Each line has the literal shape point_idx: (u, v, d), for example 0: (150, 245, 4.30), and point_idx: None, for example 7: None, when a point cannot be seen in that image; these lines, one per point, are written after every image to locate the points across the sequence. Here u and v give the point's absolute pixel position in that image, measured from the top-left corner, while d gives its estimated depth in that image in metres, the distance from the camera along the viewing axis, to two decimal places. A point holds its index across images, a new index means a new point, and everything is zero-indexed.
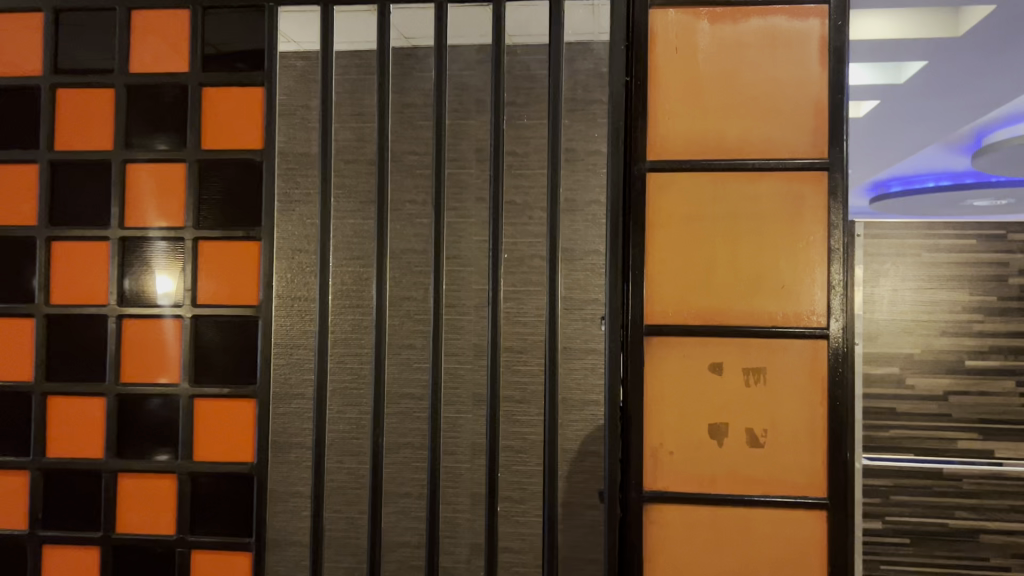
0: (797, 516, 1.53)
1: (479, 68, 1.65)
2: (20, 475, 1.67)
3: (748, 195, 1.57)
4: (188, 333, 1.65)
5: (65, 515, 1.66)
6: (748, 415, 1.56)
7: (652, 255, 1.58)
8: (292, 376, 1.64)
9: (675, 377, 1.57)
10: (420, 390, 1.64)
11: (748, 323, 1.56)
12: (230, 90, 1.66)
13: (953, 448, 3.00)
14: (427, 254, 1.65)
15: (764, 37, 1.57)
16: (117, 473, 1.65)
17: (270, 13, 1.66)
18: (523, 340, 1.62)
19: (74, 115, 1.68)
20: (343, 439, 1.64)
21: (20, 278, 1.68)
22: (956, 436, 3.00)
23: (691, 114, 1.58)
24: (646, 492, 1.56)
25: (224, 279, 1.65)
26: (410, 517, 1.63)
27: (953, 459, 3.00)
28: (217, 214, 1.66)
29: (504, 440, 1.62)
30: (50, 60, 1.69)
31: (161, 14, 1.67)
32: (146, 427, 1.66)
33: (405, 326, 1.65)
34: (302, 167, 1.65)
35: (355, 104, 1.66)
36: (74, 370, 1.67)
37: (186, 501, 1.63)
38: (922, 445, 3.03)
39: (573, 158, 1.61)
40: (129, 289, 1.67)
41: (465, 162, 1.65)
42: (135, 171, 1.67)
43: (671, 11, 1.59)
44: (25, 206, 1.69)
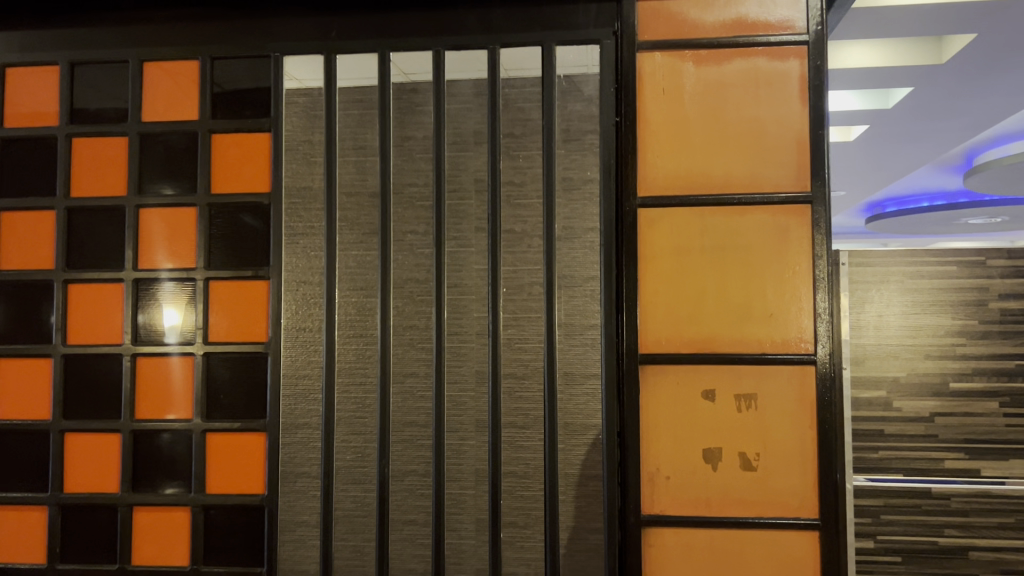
0: (792, 537, 1.59)
1: (475, 103, 1.72)
2: (38, 510, 1.72)
3: (735, 228, 1.64)
4: (200, 369, 1.71)
5: (80, 548, 1.71)
6: (740, 440, 1.62)
7: (645, 287, 1.65)
8: (298, 407, 1.70)
9: (669, 405, 1.63)
10: (424, 418, 1.70)
11: (739, 351, 1.62)
12: (240, 136, 1.73)
13: (978, 475, 2.93)
14: (429, 284, 1.71)
15: (746, 78, 1.64)
16: (132, 507, 1.69)
17: (276, 60, 1.74)
18: (524, 366, 1.69)
19: (89, 162, 1.76)
20: (349, 467, 1.69)
21: (40, 320, 1.75)
22: (978, 465, 2.93)
23: (679, 153, 1.65)
24: (644, 516, 1.61)
25: (234, 316, 1.71)
26: (416, 544, 1.68)
27: (979, 483, 2.93)
28: (228, 254, 1.73)
29: (507, 466, 1.68)
30: (66, 110, 1.76)
31: (173, 63, 1.75)
32: (160, 462, 1.71)
33: (409, 354, 1.71)
34: (306, 201, 1.72)
35: (358, 140, 1.73)
36: (91, 407, 1.73)
37: (198, 533, 1.67)
38: (941, 469, 2.95)
39: (570, 187, 1.69)
40: (142, 326, 1.73)
41: (465, 193, 1.72)
42: (149, 215, 1.74)
43: (658, 54, 1.67)
44: (43, 250, 1.76)
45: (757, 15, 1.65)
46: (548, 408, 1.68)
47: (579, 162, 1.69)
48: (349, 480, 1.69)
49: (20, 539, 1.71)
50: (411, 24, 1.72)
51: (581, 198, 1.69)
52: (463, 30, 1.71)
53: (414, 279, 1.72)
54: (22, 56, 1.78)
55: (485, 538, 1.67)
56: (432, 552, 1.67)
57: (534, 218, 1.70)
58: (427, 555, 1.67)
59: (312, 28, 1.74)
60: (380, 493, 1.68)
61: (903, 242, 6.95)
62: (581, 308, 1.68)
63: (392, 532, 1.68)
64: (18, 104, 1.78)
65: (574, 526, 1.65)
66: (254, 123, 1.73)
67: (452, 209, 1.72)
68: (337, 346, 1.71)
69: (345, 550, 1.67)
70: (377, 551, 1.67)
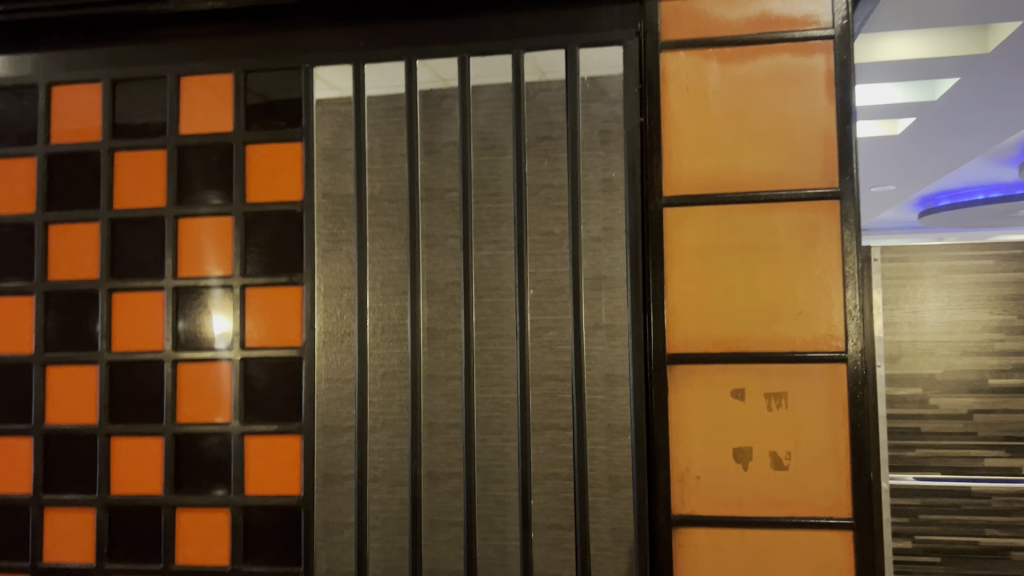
0: (825, 535, 1.58)
1: (501, 107, 1.72)
2: (86, 511, 1.77)
3: (763, 226, 1.63)
4: (238, 373, 1.75)
5: (126, 548, 1.75)
6: (770, 439, 1.61)
7: (673, 287, 1.65)
8: (337, 410, 1.73)
9: (699, 404, 1.63)
10: (455, 421, 1.70)
11: (769, 349, 1.62)
12: (274, 147, 1.78)
13: None
14: (459, 287, 1.71)
15: (772, 74, 1.64)
16: (175, 507, 1.74)
17: (305, 73, 1.78)
18: (564, 368, 1.68)
19: (130, 175, 1.81)
20: (394, 469, 1.71)
21: (84, 328, 1.80)
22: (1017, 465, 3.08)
23: (705, 152, 1.65)
24: (674, 516, 1.61)
25: (269, 322, 1.76)
26: (458, 545, 1.68)
27: None
28: (264, 262, 1.77)
29: (541, 467, 1.68)
30: (108, 124, 1.82)
31: (210, 77, 1.81)
32: (201, 465, 1.75)
33: (449, 357, 1.71)
34: (340, 208, 1.75)
35: (386, 147, 1.74)
36: (134, 412, 1.77)
37: (238, 533, 1.72)
38: (978, 467, 3.11)
39: (611, 187, 1.68)
40: (182, 332, 1.78)
41: (505, 196, 1.71)
42: (188, 225, 1.79)
43: (682, 53, 1.67)
44: (88, 260, 1.81)
45: (781, 11, 1.64)
46: (587, 410, 1.67)
47: (610, 162, 1.69)
48: (392, 482, 1.70)
49: (71, 539, 1.77)
50: (438, 33, 1.74)
51: (617, 198, 1.68)
52: (490, 36, 1.73)
53: (453, 283, 1.72)
54: (67, 74, 1.84)
55: (534, 541, 1.66)
56: (470, 554, 1.67)
57: (568, 220, 1.69)
58: (475, 557, 1.67)
59: (341, 39, 1.77)
60: (423, 495, 1.69)
61: (960, 236, 6.79)
62: (616, 308, 1.67)
63: (436, 534, 1.69)
64: (63, 120, 1.84)
65: (618, 529, 1.64)
66: (287, 134, 1.77)
67: (489, 213, 1.72)
68: (370, 350, 1.73)
69: (391, 552, 1.69)
70: (422, 553, 1.68)
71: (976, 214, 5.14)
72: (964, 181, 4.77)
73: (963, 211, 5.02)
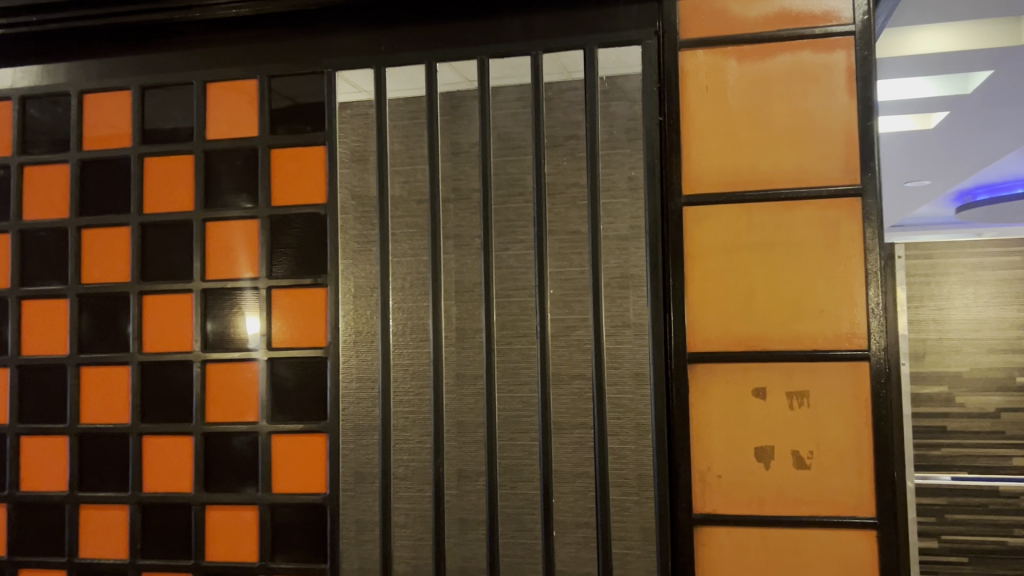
0: (850, 535, 1.57)
1: (520, 107, 1.72)
2: (119, 508, 1.81)
3: (784, 224, 1.63)
4: (266, 373, 1.78)
5: (158, 545, 1.79)
6: (792, 438, 1.61)
7: (693, 287, 1.65)
8: (361, 410, 1.75)
9: (720, 403, 1.64)
10: (476, 420, 1.71)
11: (790, 348, 1.61)
12: (298, 150, 1.80)
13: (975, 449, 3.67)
14: (480, 288, 1.73)
15: (791, 72, 1.63)
16: (205, 505, 1.78)
17: (328, 77, 1.79)
18: (583, 368, 1.69)
19: (159, 180, 1.85)
20: (413, 467, 1.73)
21: (117, 329, 1.85)
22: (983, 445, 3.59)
23: (724, 150, 1.65)
24: (696, 515, 1.62)
25: (296, 323, 1.78)
26: (477, 544, 1.70)
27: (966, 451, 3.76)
28: (290, 264, 1.79)
29: (561, 466, 1.69)
30: (138, 131, 1.86)
31: (235, 82, 1.84)
32: (230, 464, 1.79)
33: (471, 358, 1.72)
34: (362, 210, 1.76)
35: (407, 149, 1.76)
36: (166, 411, 1.82)
37: (268, 530, 1.76)
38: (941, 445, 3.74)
39: (632, 187, 1.68)
40: (212, 333, 1.82)
41: (525, 197, 1.72)
42: (217, 228, 1.82)
43: (700, 52, 1.67)
44: (120, 264, 1.85)
45: (801, 7, 1.63)
46: (612, 409, 1.68)
47: (633, 161, 1.68)
48: (421, 481, 1.72)
49: (105, 535, 1.81)
50: (457, 34, 1.75)
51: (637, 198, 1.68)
52: (509, 37, 1.74)
53: (474, 284, 1.73)
54: (98, 82, 1.88)
55: (565, 540, 1.68)
56: (493, 552, 1.69)
57: (591, 220, 1.69)
58: (506, 555, 1.69)
59: (360, 42, 1.78)
60: (448, 494, 1.71)
61: (998, 230, 6.67)
62: (635, 308, 1.68)
63: (467, 532, 1.70)
64: (94, 127, 1.88)
65: (648, 528, 1.65)
66: (310, 138, 1.79)
67: (512, 213, 1.72)
68: (392, 351, 1.75)
69: (422, 550, 1.71)
70: (445, 550, 1.70)
71: (1013, 208, 5.04)
72: (1001, 174, 4.68)
73: (1000, 205, 4.92)
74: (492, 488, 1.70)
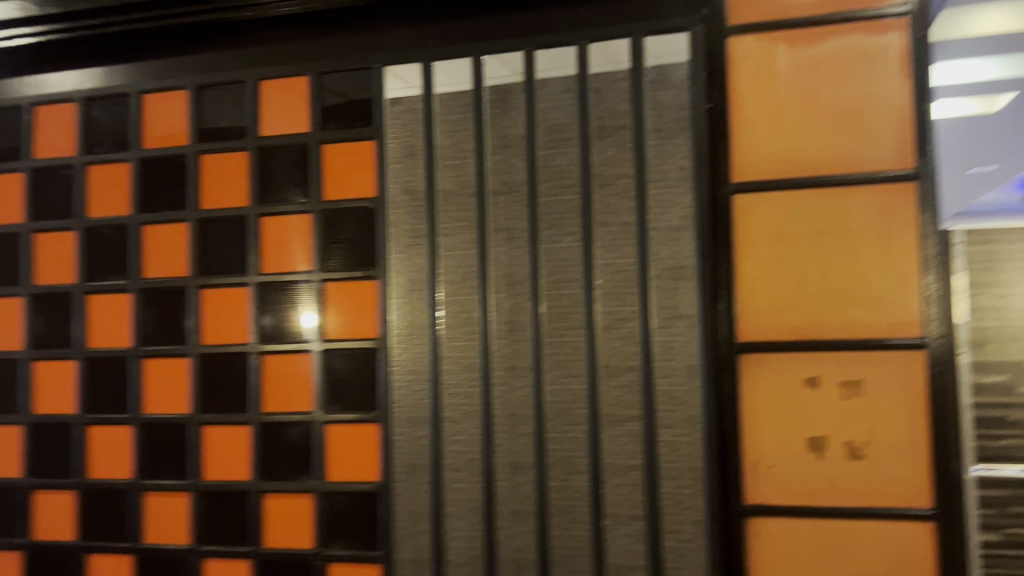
0: (907, 527, 1.55)
1: (566, 99, 1.72)
2: (179, 496, 1.87)
3: (836, 211, 1.60)
4: (321, 364, 1.82)
5: (217, 532, 1.84)
6: (846, 428, 1.59)
7: (743, 276, 1.64)
8: (412, 401, 1.77)
9: (771, 393, 1.62)
10: (525, 411, 1.72)
11: (844, 337, 1.59)
12: (348, 146, 1.83)
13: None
14: (527, 280, 1.73)
15: (842, 56, 1.60)
16: (262, 493, 1.83)
17: (376, 72, 1.82)
18: (632, 360, 1.68)
19: (214, 176, 1.89)
20: (463, 458, 1.75)
21: (176, 322, 1.90)
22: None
23: (774, 137, 1.63)
24: (747, 505, 1.62)
25: (348, 315, 1.81)
26: (527, 534, 1.71)
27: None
28: (341, 257, 1.82)
29: (611, 458, 1.69)
30: (195, 129, 1.91)
31: (286, 79, 1.87)
32: (285, 453, 1.82)
33: (519, 350, 1.73)
34: (412, 204, 1.79)
35: (454, 143, 1.77)
36: (224, 402, 1.86)
37: (323, 518, 1.79)
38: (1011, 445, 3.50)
39: (681, 176, 1.67)
40: (268, 326, 1.85)
41: (572, 188, 1.72)
42: (271, 223, 1.86)
43: (748, 37, 1.65)
44: (178, 259, 1.90)
45: None
46: (664, 402, 1.67)
47: (684, 150, 1.67)
48: (473, 472, 1.74)
49: (168, 522, 1.87)
50: (502, 27, 1.76)
51: (685, 188, 1.67)
52: (554, 28, 1.74)
53: (522, 276, 1.74)
54: (154, 83, 1.94)
55: (618, 531, 1.68)
56: (544, 542, 1.70)
57: (641, 211, 1.68)
58: (559, 546, 1.70)
59: (406, 37, 1.81)
60: (499, 485, 1.73)
61: None
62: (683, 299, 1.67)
63: (519, 523, 1.72)
64: (152, 126, 1.93)
65: (701, 519, 1.64)
66: (359, 133, 1.81)
67: (559, 205, 1.72)
68: (442, 342, 1.77)
69: (475, 541, 1.73)
70: (497, 540, 1.72)
71: None
72: None
73: None
74: (541, 479, 1.71)
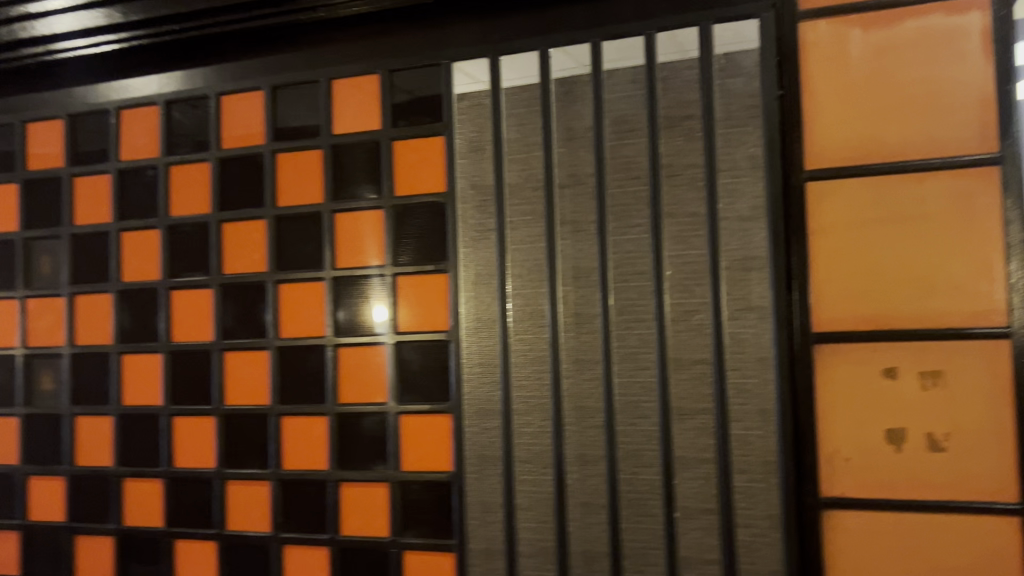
0: (991, 522, 1.51)
1: (633, 90, 1.72)
2: (260, 485, 1.93)
3: (915, 197, 1.56)
4: (395, 356, 1.85)
5: (296, 519, 1.90)
6: (927, 420, 1.55)
7: (817, 265, 1.62)
8: (482, 393, 1.79)
9: (848, 384, 1.59)
10: (595, 403, 1.73)
11: (924, 326, 1.55)
12: (418, 142, 1.86)
13: None
14: (595, 271, 1.73)
15: (920, 37, 1.56)
16: (339, 482, 1.87)
17: (445, 69, 1.84)
18: (703, 350, 1.67)
19: (290, 174, 1.95)
20: (534, 450, 1.76)
21: (254, 317, 1.95)
22: None
23: (849, 123, 1.60)
24: (823, 497, 1.60)
25: (421, 308, 1.85)
26: (598, 526, 1.72)
27: None
28: (413, 251, 1.85)
29: (682, 449, 1.68)
30: (271, 129, 1.96)
31: (356, 79, 1.91)
32: (361, 443, 1.87)
33: (588, 341, 1.73)
34: (481, 198, 1.81)
35: (523, 137, 1.78)
36: (302, 394, 1.91)
37: (398, 508, 1.83)
38: None
39: (752, 163, 1.64)
40: (344, 319, 1.90)
41: (640, 179, 1.71)
42: (347, 219, 1.90)
43: (821, 22, 1.62)
44: (256, 255, 1.96)
45: None
46: (738, 395, 1.65)
47: (756, 138, 1.64)
48: (543, 464, 1.75)
49: (249, 510, 1.93)
50: (569, 19, 1.76)
51: (756, 175, 1.64)
52: (621, 19, 1.73)
53: (590, 267, 1.74)
54: (231, 84, 2.00)
55: (690, 523, 1.67)
56: (616, 533, 1.71)
57: (712, 201, 1.67)
58: (630, 537, 1.70)
59: (473, 34, 1.83)
60: (571, 477, 1.73)
61: None
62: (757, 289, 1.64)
63: (589, 515, 1.72)
64: (231, 126, 2.00)
65: (776, 512, 1.62)
66: (429, 129, 1.84)
67: (627, 196, 1.72)
68: (511, 335, 1.78)
69: (546, 533, 1.75)
70: (568, 531, 1.73)
71: None
72: None
73: None
74: (612, 470, 1.71)
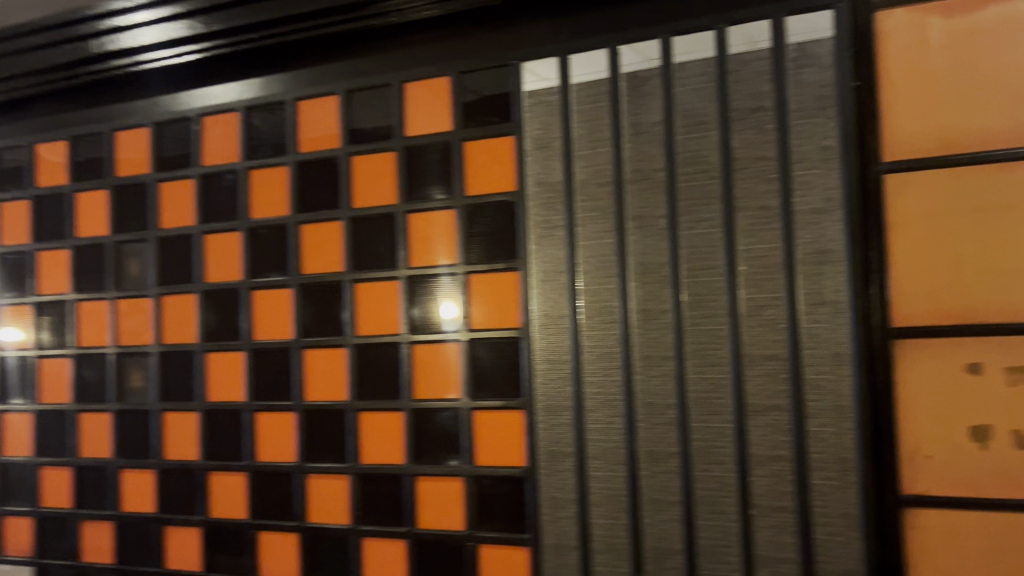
0: None
1: (703, 84, 1.71)
2: (339, 479, 1.98)
3: (1000, 187, 1.52)
4: (467, 353, 1.88)
5: (373, 512, 1.95)
6: (1014, 417, 1.51)
7: (897, 259, 1.58)
8: (553, 389, 1.81)
9: (930, 380, 1.56)
10: (667, 399, 1.72)
11: (1011, 320, 1.51)
12: (488, 142, 1.88)
13: None
14: (667, 267, 1.73)
15: (1005, 22, 1.52)
16: (415, 476, 1.91)
17: (514, 68, 1.86)
18: (777, 347, 1.65)
19: (365, 176, 1.99)
20: (605, 446, 1.77)
21: (331, 315, 2.01)
22: None
23: (930, 113, 1.56)
24: (905, 495, 1.57)
25: (492, 306, 1.87)
26: (671, 522, 1.72)
27: None
28: (484, 250, 1.88)
29: (757, 446, 1.66)
30: (346, 131, 2.01)
31: (424, 81, 1.95)
32: (437, 438, 1.90)
33: (659, 337, 1.73)
34: (550, 195, 1.82)
35: (591, 133, 1.79)
36: (377, 390, 1.96)
37: (472, 502, 1.86)
38: None
39: (828, 155, 1.61)
40: (417, 317, 1.93)
41: (712, 174, 1.70)
42: (420, 219, 1.94)
43: (899, 11, 1.59)
44: (332, 254, 2.02)
45: None
46: (813, 391, 1.62)
47: (831, 129, 1.61)
48: (615, 460, 1.76)
49: (329, 503, 1.99)
50: (636, 15, 1.76)
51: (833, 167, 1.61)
52: (690, 13, 1.72)
53: (661, 263, 1.73)
54: (307, 89, 2.06)
55: (766, 521, 1.65)
56: (689, 530, 1.70)
57: (786, 194, 1.64)
58: (704, 534, 1.69)
59: (540, 33, 1.84)
60: (642, 472, 1.74)
61: None
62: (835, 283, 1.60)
63: (661, 512, 1.72)
64: (307, 129, 2.05)
65: (856, 510, 1.59)
66: (498, 129, 1.87)
67: (698, 191, 1.71)
68: (581, 331, 1.79)
69: (618, 529, 1.75)
70: (641, 527, 1.74)
71: None
72: None
73: None
74: (685, 466, 1.71)
